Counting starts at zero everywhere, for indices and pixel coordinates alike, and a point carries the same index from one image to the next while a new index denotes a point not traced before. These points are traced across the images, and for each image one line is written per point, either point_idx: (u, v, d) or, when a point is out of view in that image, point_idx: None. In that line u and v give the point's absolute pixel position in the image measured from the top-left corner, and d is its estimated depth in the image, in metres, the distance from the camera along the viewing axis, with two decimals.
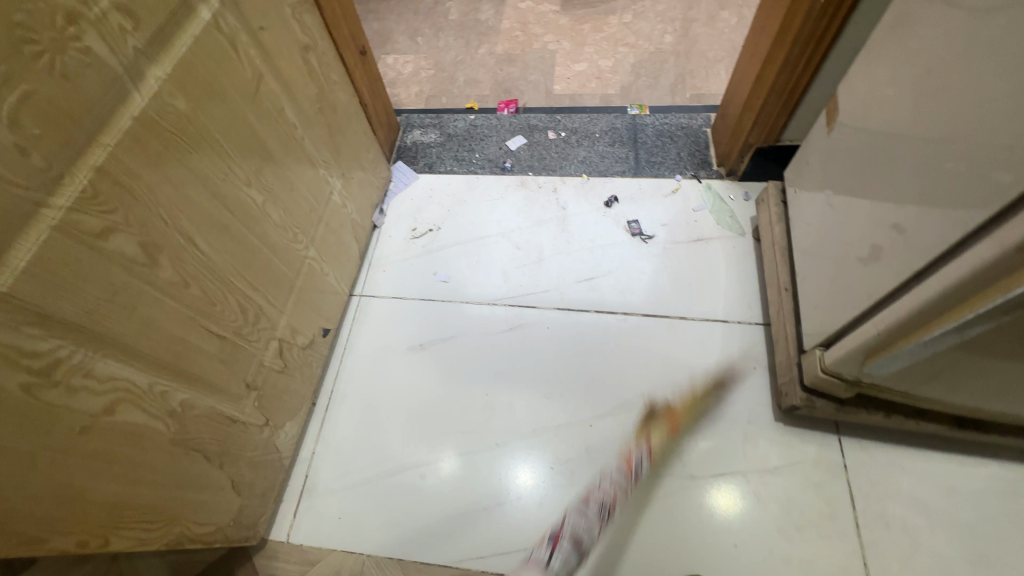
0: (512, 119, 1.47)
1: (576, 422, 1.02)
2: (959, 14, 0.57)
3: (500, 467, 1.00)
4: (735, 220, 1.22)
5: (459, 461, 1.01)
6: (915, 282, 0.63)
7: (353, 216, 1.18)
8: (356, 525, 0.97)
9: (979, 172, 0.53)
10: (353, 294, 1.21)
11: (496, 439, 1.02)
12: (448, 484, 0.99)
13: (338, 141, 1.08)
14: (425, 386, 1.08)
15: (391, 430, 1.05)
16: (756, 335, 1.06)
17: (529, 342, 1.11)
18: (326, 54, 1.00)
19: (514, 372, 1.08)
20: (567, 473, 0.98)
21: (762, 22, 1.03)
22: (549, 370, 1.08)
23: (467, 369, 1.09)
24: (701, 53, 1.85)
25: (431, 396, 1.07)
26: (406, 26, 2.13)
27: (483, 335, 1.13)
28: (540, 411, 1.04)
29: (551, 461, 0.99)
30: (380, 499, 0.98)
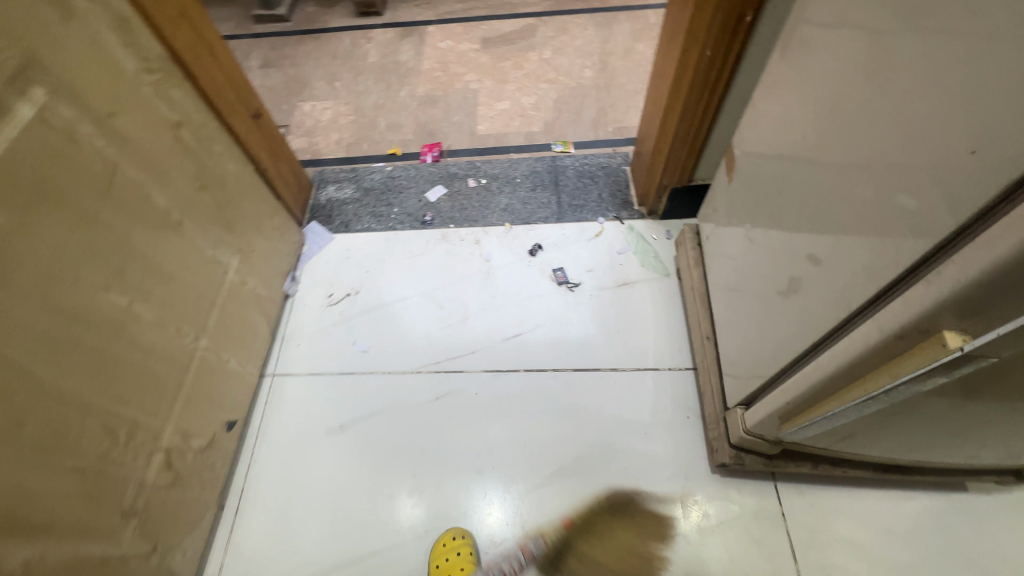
0: (431, 169, 1.42)
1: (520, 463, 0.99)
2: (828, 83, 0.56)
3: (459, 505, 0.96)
4: (658, 260, 1.21)
5: (415, 507, 0.96)
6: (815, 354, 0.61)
7: (258, 289, 1.09)
8: None
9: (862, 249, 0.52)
10: (265, 374, 1.11)
11: (449, 478, 0.98)
12: (407, 531, 0.94)
13: (232, 215, 1.00)
14: (352, 463, 1.01)
15: (319, 511, 0.97)
16: (686, 382, 1.04)
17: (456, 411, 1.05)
18: (207, 127, 0.92)
19: (454, 416, 1.04)
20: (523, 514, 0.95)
21: (660, 69, 1.03)
22: (485, 429, 1.02)
23: (404, 418, 1.05)
24: (620, 86, 1.87)
25: (367, 451, 1.02)
26: (324, 70, 2.06)
27: (412, 397, 1.07)
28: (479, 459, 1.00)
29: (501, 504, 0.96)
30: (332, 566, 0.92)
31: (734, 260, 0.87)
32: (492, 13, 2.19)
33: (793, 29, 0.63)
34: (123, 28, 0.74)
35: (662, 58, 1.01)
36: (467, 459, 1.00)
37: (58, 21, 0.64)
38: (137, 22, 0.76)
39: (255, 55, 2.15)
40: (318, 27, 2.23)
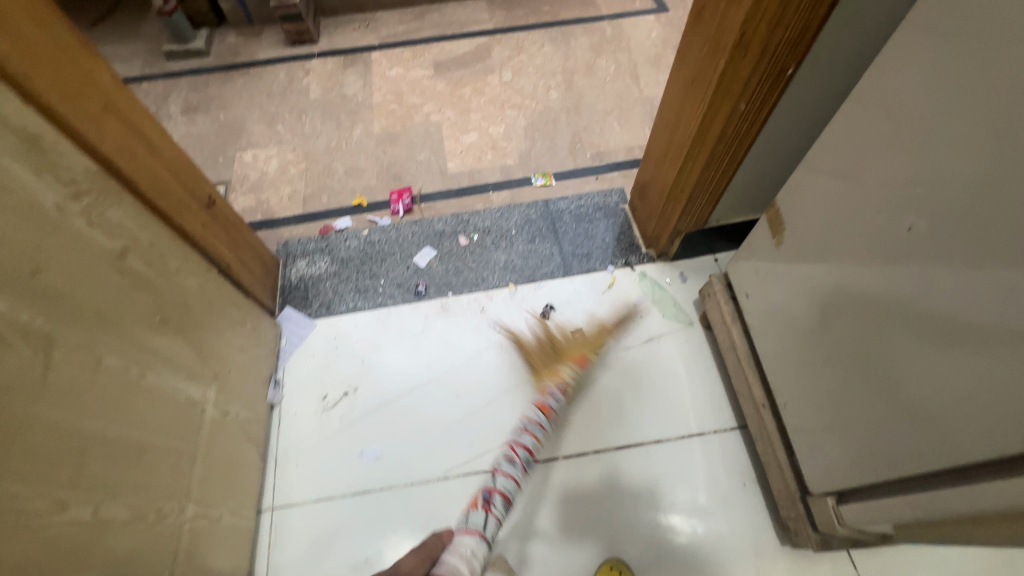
0: (414, 228, 1.27)
1: (550, 523, 0.93)
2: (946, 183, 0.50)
3: None
4: (679, 307, 1.14)
5: None
6: (951, 476, 0.57)
7: (242, 413, 0.91)
8: None
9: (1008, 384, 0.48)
10: (262, 509, 0.94)
11: None
12: None
13: (201, 337, 0.82)
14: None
15: None
16: (735, 444, 0.98)
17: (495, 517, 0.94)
18: (157, 242, 0.74)
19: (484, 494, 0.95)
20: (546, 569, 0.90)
21: (672, 114, 0.96)
22: (526, 516, 0.94)
23: (421, 496, 0.95)
24: (590, 107, 1.79)
25: (375, 530, 0.93)
26: (260, 111, 1.83)
27: (439, 493, 0.96)
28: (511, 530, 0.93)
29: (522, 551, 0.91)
30: None
31: (791, 327, 0.81)
32: (440, 33, 2.04)
33: (875, 100, 0.57)
34: (35, 151, 0.55)
35: (675, 104, 0.93)
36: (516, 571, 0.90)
37: None
38: (53, 137, 0.58)
39: (174, 99, 1.88)
40: (244, 60, 1.98)
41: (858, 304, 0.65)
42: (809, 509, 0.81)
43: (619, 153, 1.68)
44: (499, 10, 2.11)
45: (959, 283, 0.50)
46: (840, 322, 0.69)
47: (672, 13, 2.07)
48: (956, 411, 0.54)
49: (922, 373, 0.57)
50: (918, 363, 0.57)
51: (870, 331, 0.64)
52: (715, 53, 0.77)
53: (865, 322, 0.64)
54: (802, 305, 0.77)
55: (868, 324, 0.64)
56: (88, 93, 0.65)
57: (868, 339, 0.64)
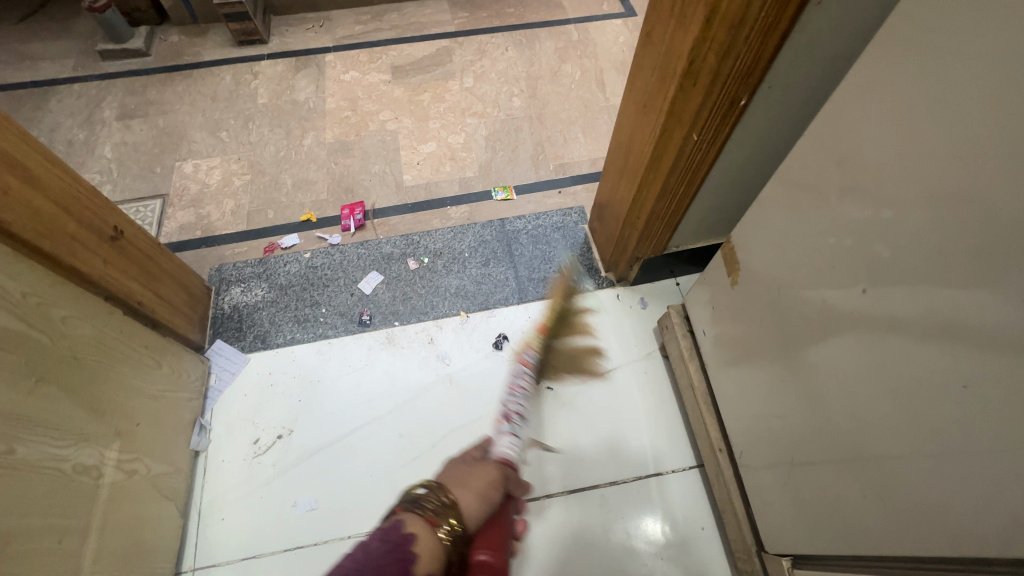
0: (360, 250, 1.19)
1: None
2: (912, 243, 0.46)
3: None
4: (638, 336, 1.09)
5: None
6: (910, 557, 0.53)
7: (155, 468, 0.83)
8: None
9: (975, 472, 0.44)
10: (182, 570, 0.86)
11: None
12: None
13: (99, 392, 0.73)
14: None
15: None
16: (694, 484, 0.94)
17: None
18: (34, 291, 0.65)
19: None
20: None
21: (625, 136, 0.89)
22: None
23: None
24: (554, 116, 1.73)
25: None
26: (204, 117, 1.71)
27: None
28: None
29: None
30: None
31: (748, 371, 0.77)
32: (399, 35, 1.94)
33: (837, 144, 0.52)
34: None
35: (628, 127, 0.87)
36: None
37: None
38: None
39: (108, 103, 1.74)
40: (187, 61, 1.85)
41: (820, 359, 0.61)
42: (766, 564, 0.77)
43: (583, 165, 1.62)
44: (461, 11, 2.02)
45: (928, 353, 0.46)
46: (803, 373, 0.65)
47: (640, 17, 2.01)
48: (918, 488, 0.50)
49: (883, 442, 0.53)
50: (880, 432, 0.53)
51: (831, 388, 0.60)
52: (665, 79, 0.71)
53: (827, 379, 0.61)
54: (761, 350, 0.73)
55: (829, 382, 0.60)
56: None
57: (829, 396, 0.61)
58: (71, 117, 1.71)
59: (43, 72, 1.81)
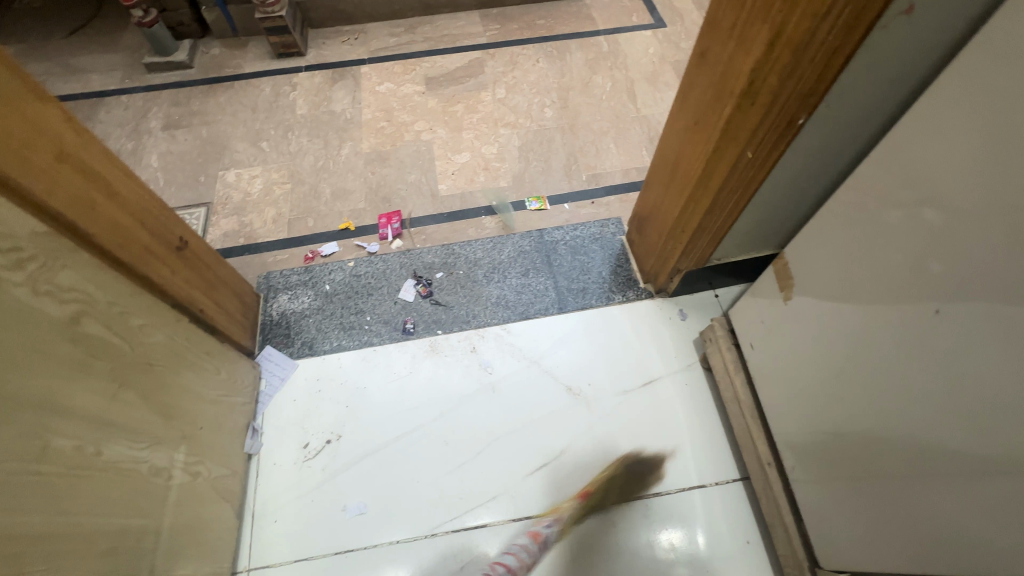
0: (401, 259, 1.22)
1: None
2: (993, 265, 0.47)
3: None
4: (679, 348, 1.10)
5: None
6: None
7: (215, 470, 0.86)
8: None
9: None
10: (237, 570, 0.88)
11: None
12: None
13: (170, 397, 0.76)
14: None
15: None
16: (739, 497, 0.94)
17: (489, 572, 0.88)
18: (117, 300, 0.68)
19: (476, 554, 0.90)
20: None
21: (673, 152, 0.91)
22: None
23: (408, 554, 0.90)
24: (585, 126, 1.74)
25: None
26: (245, 128, 1.77)
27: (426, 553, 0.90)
28: None
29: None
30: None
31: (800, 386, 0.77)
32: (432, 47, 1.98)
33: None
34: None
35: (676, 143, 0.89)
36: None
37: None
38: None
39: (154, 114, 1.81)
40: (228, 73, 1.91)
41: (881, 377, 0.62)
42: None
43: (615, 175, 1.63)
44: (492, 23, 2.06)
45: (1007, 377, 0.47)
46: (861, 392, 0.65)
47: (669, 28, 2.03)
48: (990, 508, 0.50)
49: (952, 462, 0.53)
50: (947, 451, 0.54)
51: (892, 406, 0.61)
52: (721, 98, 0.72)
53: (889, 397, 0.61)
54: (815, 365, 0.73)
55: (891, 400, 0.61)
56: (35, 143, 0.60)
57: (890, 414, 0.61)
58: (119, 127, 1.78)
59: (92, 84, 1.89)
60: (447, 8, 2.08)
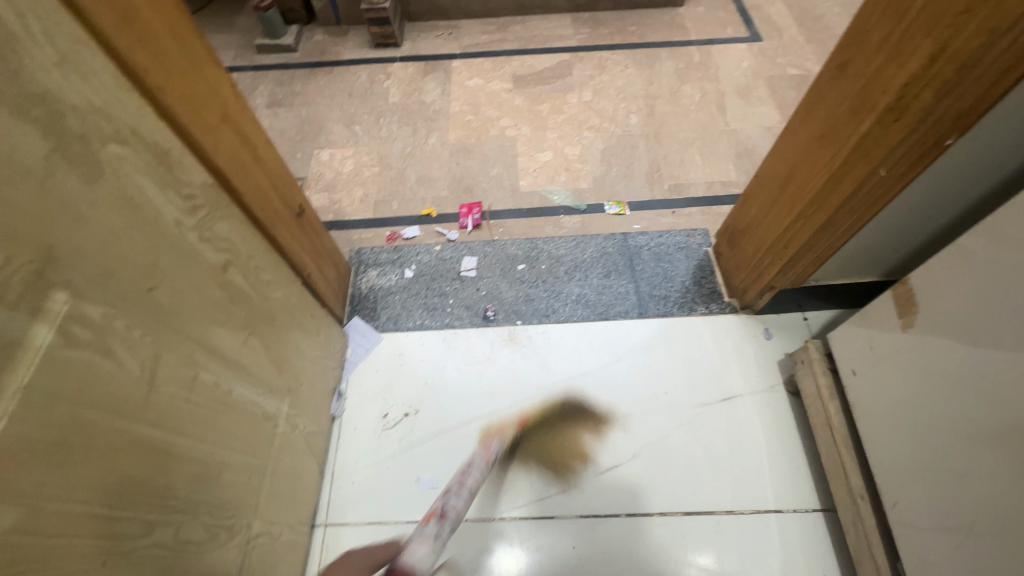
0: (485, 249, 1.25)
1: None
2: None
3: None
4: (762, 367, 1.07)
5: None
6: None
7: (308, 426, 0.91)
8: None
9: None
10: (316, 523, 0.93)
11: None
12: None
13: (282, 351, 0.82)
14: None
15: None
16: (818, 528, 0.90)
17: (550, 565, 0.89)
18: (254, 254, 0.74)
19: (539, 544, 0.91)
20: None
21: (787, 166, 0.88)
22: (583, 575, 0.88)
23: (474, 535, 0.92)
24: (671, 136, 1.73)
25: None
26: (340, 111, 1.86)
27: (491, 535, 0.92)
28: None
29: None
30: None
31: (909, 419, 0.73)
32: (522, 46, 2.02)
33: None
34: (162, 166, 0.55)
35: (792, 156, 0.86)
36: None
37: (84, 186, 0.45)
38: (178, 150, 0.58)
39: (261, 92, 1.93)
40: (329, 59, 2.02)
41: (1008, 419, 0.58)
42: None
43: (698, 187, 1.60)
44: (583, 27, 2.07)
45: None
46: (984, 433, 0.61)
47: (765, 43, 1.98)
48: None
49: None
50: None
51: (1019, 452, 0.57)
52: (858, 111, 0.70)
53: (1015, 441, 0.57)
54: (930, 399, 0.70)
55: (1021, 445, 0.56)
56: (209, 104, 0.66)
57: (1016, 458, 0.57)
58: None
59: None
60: (540, 9, 2.11)
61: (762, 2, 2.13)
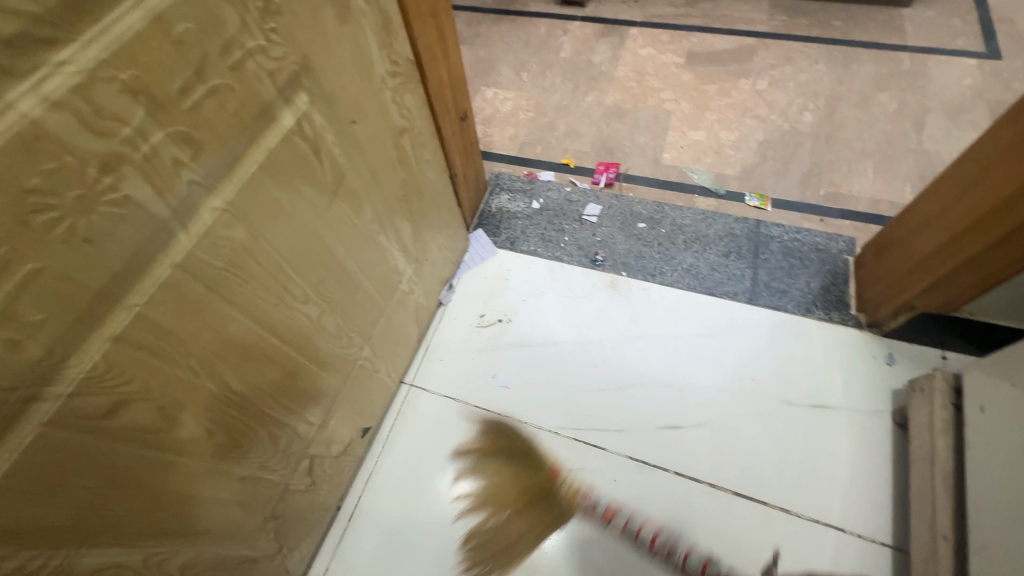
0: (612, 201, 1.29)
1: (634, 519, 0.91)
2: None
3: (516, 509, 0.94)
4: (871, 390, 0.98)
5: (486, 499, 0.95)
6: None
7: (420, 298, 1.06)
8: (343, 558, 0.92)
9: None
10: (404, 380, 1.08)
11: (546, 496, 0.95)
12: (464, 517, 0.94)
13: (419, 224, 0.96)
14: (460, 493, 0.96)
15: (414, 485, 0.97)
16: (882, 563, 0.84)
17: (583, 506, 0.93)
18: (423, 133, 0.88)
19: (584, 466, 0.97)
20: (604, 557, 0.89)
21: (969, 174, 0.79)
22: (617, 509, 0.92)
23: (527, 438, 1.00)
24: (845, 142, 1.57)
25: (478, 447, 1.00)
26: (513, 57, 1.99)
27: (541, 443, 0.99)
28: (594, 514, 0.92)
29: (578, 512, 0.93)
30: (396, 511, 0.95)
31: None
32: (707, 24, 1.96)
33: None
34: (384, 30, 0.68)
35: (982, 159, 0.77)
36: (580, 555, 0.89)
37: (336, 24, 0.59)
38: (397, 22, 0.71)
39: None
40: (517, 9, 2.15)
41: None
42: None
43: (860, 202, 1.45)
44: (780, 14, 1.94)
45: None
46: None
47: (1004, 62, 1.67)
48: None
49: None
50: None
51: None
52: None
53: None
54: None
55: None
56: None
57: None
58: None
59: None
60: None
61: (1016, 16, 1.79)
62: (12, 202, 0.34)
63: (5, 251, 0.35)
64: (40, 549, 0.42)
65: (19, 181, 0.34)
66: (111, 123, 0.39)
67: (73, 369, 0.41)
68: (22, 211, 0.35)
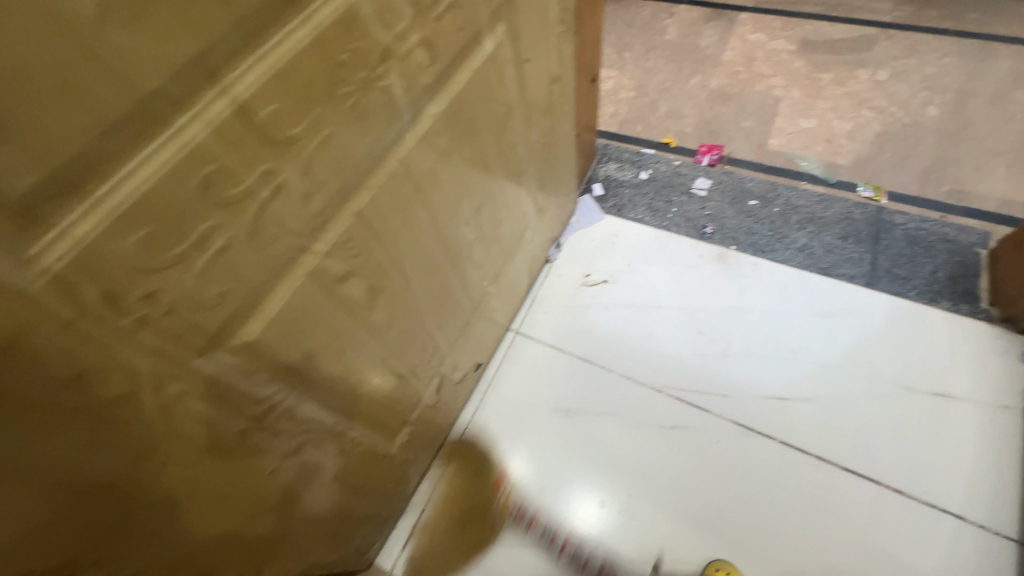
0: (722, 177, 1.29)
1: (736, 483, 0.92)
2: None
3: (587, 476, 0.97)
4: (1001, 384, 0.94)
5: (562, 459, 0.98)
6: None
7: (535, 251, 1.10)
8: (448, 481, 0.98)
9: None
10: (511, 327, 1.14)
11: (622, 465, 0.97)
12: (535, 474, 0.98)
13: (547, 176, 1.01)
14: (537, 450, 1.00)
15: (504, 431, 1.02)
16: (1004, 555, 0.81)
17: (650, 509, 0.92)
18: (567, 85, 0.92)
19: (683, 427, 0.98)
20: (700, 517, 0.91)
21: None
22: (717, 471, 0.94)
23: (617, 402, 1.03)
24: (973, 139, 1.48)
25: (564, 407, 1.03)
26: (617, 37, 2.00)
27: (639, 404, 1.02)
28: (689, 475, 0.94)
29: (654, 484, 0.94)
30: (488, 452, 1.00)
31: None
32: (823, 12, 1.89)
33: None
34: None
35: None
36: (648, 527, 0.91)
37: None
38: None
39: None
40: None
41: None
42: None
43: (986, 201, 1.37)
44: (907, 4, 1.84)
45: None
46: None
47: None
48: None
49: None
50: None
51: None
52: None
53: None
54: None
55: None
56: None
57: None
58: None
59: None
60: None
61: None
62: (330, 71, 0.41)
63: (318, 113, 0.41)
64: (283, 383, 0.50)
65: (337, 54, 0.40)
66: (393, 17, 0.45)
67: (330, 231, 0.48)
68: (333, 80, 0.41)
